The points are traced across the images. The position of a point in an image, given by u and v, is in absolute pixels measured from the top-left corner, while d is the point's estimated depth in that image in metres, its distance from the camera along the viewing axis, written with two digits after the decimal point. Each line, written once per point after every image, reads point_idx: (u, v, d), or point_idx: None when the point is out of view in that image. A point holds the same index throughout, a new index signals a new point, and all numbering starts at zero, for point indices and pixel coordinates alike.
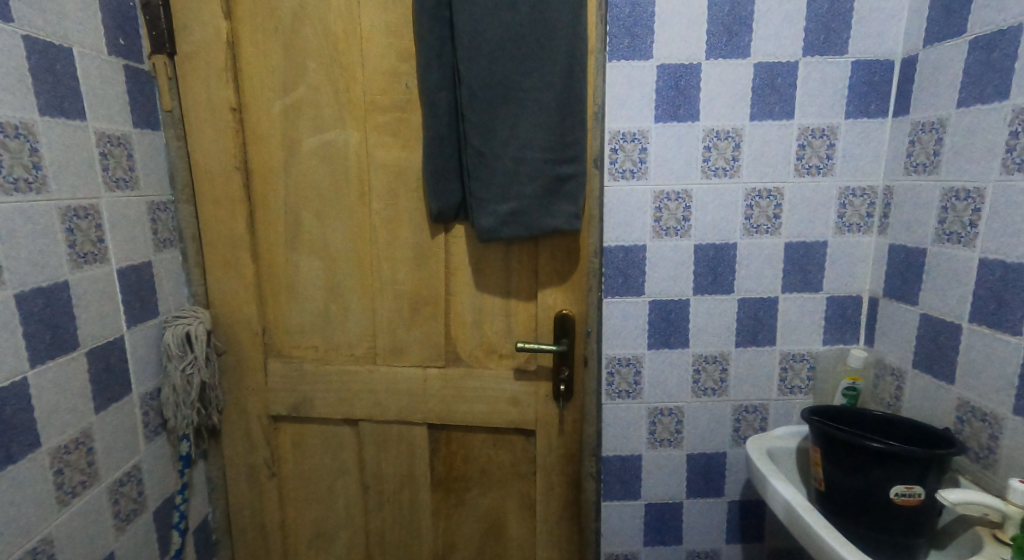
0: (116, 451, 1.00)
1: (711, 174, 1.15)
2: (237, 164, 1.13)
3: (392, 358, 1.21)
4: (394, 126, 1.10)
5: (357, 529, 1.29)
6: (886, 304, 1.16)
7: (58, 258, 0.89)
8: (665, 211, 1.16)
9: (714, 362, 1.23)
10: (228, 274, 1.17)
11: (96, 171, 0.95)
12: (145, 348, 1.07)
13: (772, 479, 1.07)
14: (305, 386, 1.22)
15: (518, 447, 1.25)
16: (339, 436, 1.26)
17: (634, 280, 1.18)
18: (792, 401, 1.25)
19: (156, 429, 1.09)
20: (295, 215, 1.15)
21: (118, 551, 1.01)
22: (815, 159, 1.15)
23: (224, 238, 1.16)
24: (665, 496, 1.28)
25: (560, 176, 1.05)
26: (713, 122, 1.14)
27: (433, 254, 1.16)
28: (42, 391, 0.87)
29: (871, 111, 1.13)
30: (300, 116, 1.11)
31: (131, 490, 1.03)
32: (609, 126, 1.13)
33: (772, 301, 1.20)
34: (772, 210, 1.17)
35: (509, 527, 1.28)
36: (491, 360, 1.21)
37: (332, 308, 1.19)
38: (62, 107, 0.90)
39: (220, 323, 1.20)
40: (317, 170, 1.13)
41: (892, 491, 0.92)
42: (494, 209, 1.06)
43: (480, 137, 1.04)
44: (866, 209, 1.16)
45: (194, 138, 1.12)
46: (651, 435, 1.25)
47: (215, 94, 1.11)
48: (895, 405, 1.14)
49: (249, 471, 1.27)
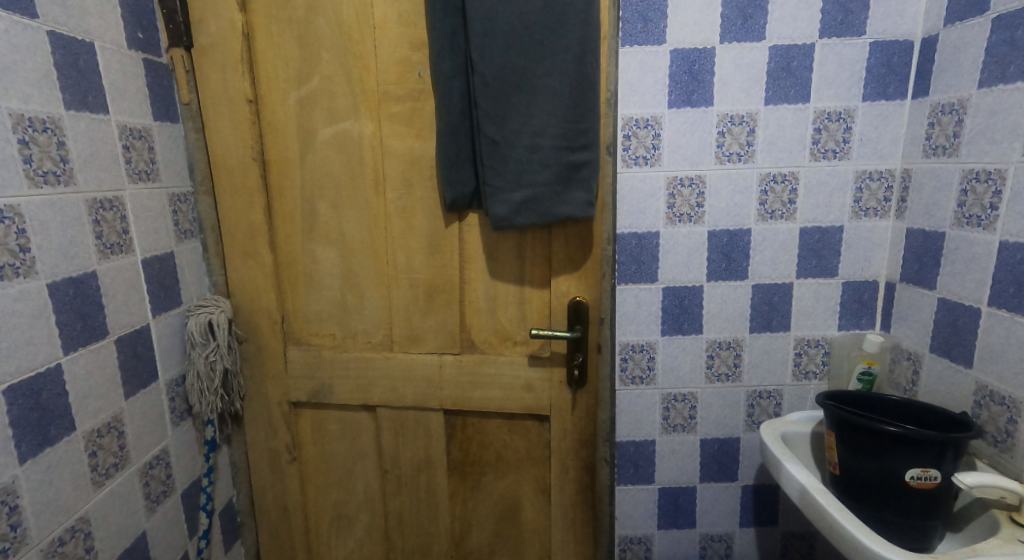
0: (146, 435, 1.03)
1: (726, 159, 1.15)
2: (254, 156, 1.15)
3: (408, 345, 1.23)
4: (407, 116, 1.11)
5: (376, 512, 1.33)
6: (902, 289, 1.15)
7: (87, 249, 0.92)
8: (678, 197, 1.16)
9: (728, 348, 1.23)
10: (248, 263, 1.20)
11: (120, 163, 0.98)
12: (170, 336, 1.10)
13: (786, 463, 1.07)
14: (324, 373, 1.25)
15: (533, 432, 1.26)
16: (357, 422, 1.28)
17: (647, 267, 1.19)
18: (806, 387, 1.25)
19: (182, 414, 1.13)
20: (312, 205, 1.17)
21: (150, 531, 1.04)
22: (831, 143, 1.14)
23: (243, 228, 1.18)
24: (679, 480, 1.30)
25: (574, 164, 1.05)
26: (728, 107, 1.13)
27: (447, 242, 1.17)
28: (75, 377, 0.90)
29: (889, 93, 1.11)
30: (316, 107, 1.13)
31: (160, 472, 1.06)
32: (622, 112, 1.13)
33: (787, 286, 1.20)
34: (788, 195, 1.16)
35: (524, 510, 1.30)
36: (506, 347, 1.22)
37: (349, 296, 1.21)
38: (87, 101, 0.92)
39: (241, 312, 1.23)
40: (332, 160, 1.15)
41: (907, 474, 0.93)
42: (508, 197, 1.07)
43: (493, 125, 1.04)
44: (883, 192, 1.15)
45: (212, 130, 1.14)
46: (665, 421, 1.26)
47: (232, 86, 1.12)
48: (911, 390, 1.14)
49: (271, 456, 1.30)
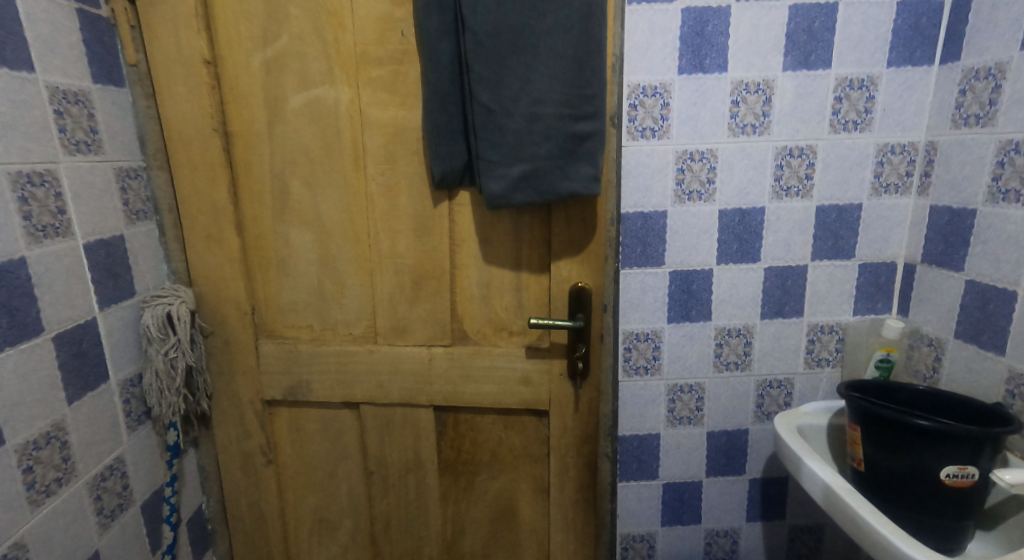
0: (95, 444, 0.91)
1: (740, 131, 1.06)
2: (215, 126, 1.02)
3: (394, 337, 1.12)
4: (390, 81, 0.99)
5: (361, 515, 1.23)
6: (923, 271, 1.08)
7: (12, 232, 0.79)
8: (688, 172, 1.07)
9: (738, 336, 1.16)
10: (211, 249, 1.07)
11: (52, 132, 0.84)
12: (121, 331, 0.96)
13: (807, 460, 0.99)
14: (301, 369, 1.13)
15: (530, 428, 1.17)
16: (339, 420, 1.17)
17: (653, 250, 1.11)
18: (819, 375, 1.18)
19: (139, 418, 1.00)
20: (283, 182, 1.04)
21: (104, 550, 0.92)
22: (852, 114, 1.05)
23: (205, 209, 1.05)
24: (684, 475, 1.24)
25: (578, 135, 0.94)
26: (742, 73, 1.03)
27: (436, 223, 1.06)
28: (2, 382, 0.78)
29: (915, 58, 1.03)
30: (285, 70, 0.99)
31: (115, 484, 0.94)
32: (628, 79, 1.03)
33: (801, 269, 1.12)
34: (804, 169, 1.08)
35: (521, 510, 1.22)
36: (501, 338, 1.12)
37: (327, 284, 1.09)
38: (5, 56, 0.78)
39: (205, 302, 1.10)
40: (305, 133, 1.02)
41: (942, 472, 0.85)
42: (504, 172, 0.96)
43: (488, 92, 0.93)
44: (905, 166, 1.07)
45: (165, 97, 1.00)
46: (670, 413, 1.20)
47: (186, 45, 0.98)
48: (932, 378, 1.07)
49: (243, 459, 1.19)
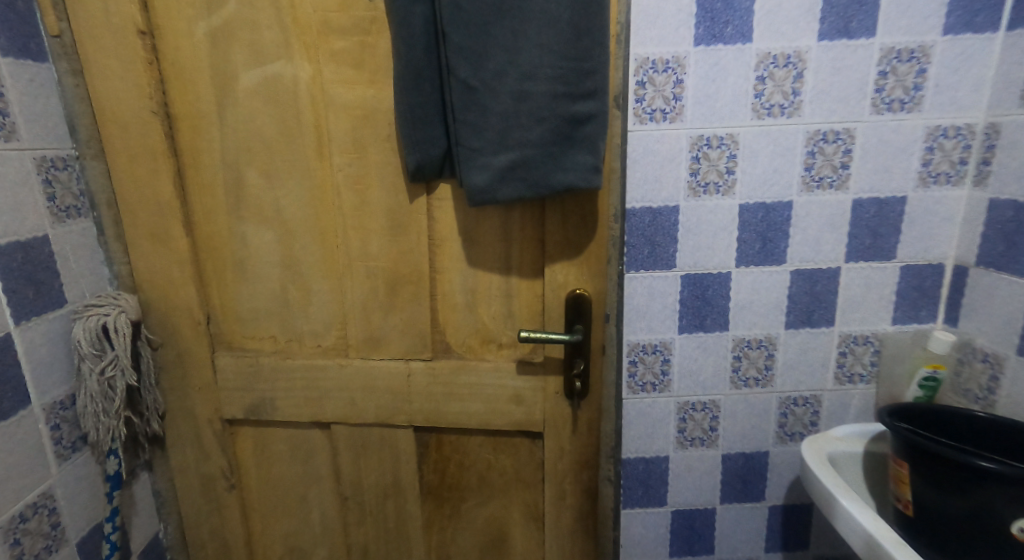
0: (12, 481, 0.79)
1: (765, 112, 0.91)
2: (155, 108, 0.88)
3: (367, 350, 0.99)
4: (356, 54, 0.85)
5: (335, 545, 1.10)
6: (977, 276, 0.93)
7: None
8: (704, 161, 0.93)
9: (758, 347, 1.02)
10: (157, 249, 0.94)
11: None
12: (48, 348, 0.85)
13: (842, 499, 0.85)
14: (264, 385, 1.01)
15: (523, 451, 1.04)
16: (309, 441, 1.05)
17: (663, 250, 0.96)
18: (851, 392, 1.04)
19: (72, 445, 0.88)
20: (237, 174, 0.91)
21: None
22: (898, 91, 0.90)
23: (148, 204, 0.92)
24: (696, 501, 1.10)
25: (575, 117, 0.80)
26: (770, 43, 0.88)
27: (412, 220, 0.92)
28: None
29: (976, 24, 0.87)
30: (235, 43, 0.86)
31: (40, 523, 0.83)
32: (635, 52, 0.88)
33: (833, 272, 0.98)
34: (840, 157, 0.93)
35: (512, 540, 1.09)
36: (488, 350, 0.98)
37: (292, 290, 0.96)
38: None
39: (153, 310, 0.97)
40: (260, 117, 0.88)
41: (1014, 525, 0.71)
42: (488, 161, 0.81)
43: (468, 66, 0.78)
44: (959, 153, 0.92)
45: (95, 74, 0.87)
46: (680, 434, 1.06)
47: (117, 13, 0.84)
48: (986, 399, 0.92)
49: (202, 482, 1.07)
